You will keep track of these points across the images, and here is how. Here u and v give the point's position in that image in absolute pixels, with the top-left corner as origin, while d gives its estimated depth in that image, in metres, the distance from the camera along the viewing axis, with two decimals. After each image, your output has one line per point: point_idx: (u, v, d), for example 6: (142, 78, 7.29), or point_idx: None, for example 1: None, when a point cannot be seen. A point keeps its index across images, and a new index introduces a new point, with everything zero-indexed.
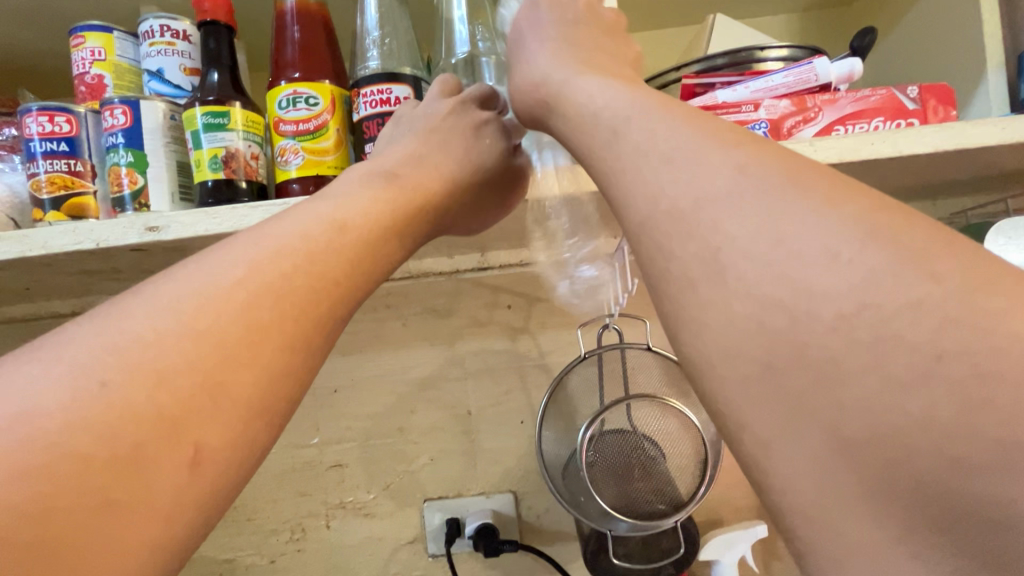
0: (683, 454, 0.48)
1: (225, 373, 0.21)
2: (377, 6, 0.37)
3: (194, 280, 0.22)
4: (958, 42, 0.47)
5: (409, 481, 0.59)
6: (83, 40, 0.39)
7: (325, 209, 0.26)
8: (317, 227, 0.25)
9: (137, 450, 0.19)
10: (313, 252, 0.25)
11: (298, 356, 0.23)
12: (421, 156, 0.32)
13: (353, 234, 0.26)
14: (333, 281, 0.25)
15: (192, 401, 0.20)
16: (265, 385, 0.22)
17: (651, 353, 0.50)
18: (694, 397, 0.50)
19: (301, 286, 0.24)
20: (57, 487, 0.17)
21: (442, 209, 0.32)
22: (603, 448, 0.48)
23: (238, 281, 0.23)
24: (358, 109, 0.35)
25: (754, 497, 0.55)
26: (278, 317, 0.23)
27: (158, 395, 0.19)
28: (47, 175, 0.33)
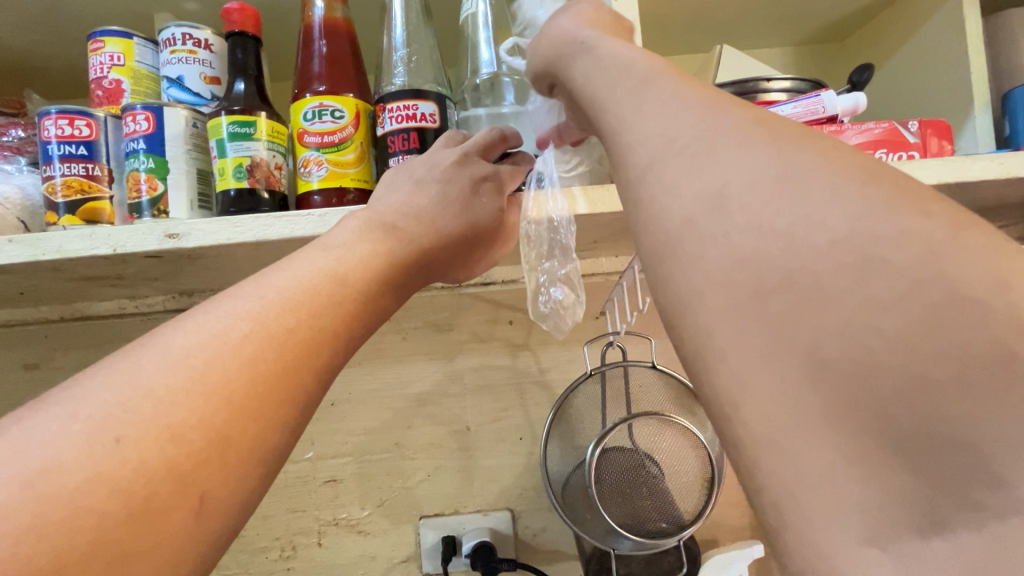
0: (687, 473, 0.49)
1: (236, 421, 0.21)
2: (404, 24, 0.38)
3: (201, 330, 0.22)
4: (947, 81, 0.50)
5: (405, 498, 0.58)
6: (102, 45, 0.39)
7: (325, 263, 0.27)
8: (318, 279, 0.26)
9: (146, 507, 0.18)
10: (315, 304, 0.25)
11: (303, 403, 0.24)
12: (420, 206, 0.32)
13: (352, 287, 0.27)
14: (335, 331, 0.25)
15: (202, 455, 0.20)
16: (268, 435, 0.22)
17: (654, 371, 0.50)
18: (698, 416, 0.50)
19: (304, 337, 0.24)
20: (66, 547, 0.17)
21: (436, 257, 0.33)
22: (608, 466, 0.48)
23: (246, 333, 0.23)
24: (383, 123, 0.35)
25: (750, 517, 0.56)
26: (282, 368, 0.23)
27: (169, 450, 0.19)
28: (63, 178, 0.33)
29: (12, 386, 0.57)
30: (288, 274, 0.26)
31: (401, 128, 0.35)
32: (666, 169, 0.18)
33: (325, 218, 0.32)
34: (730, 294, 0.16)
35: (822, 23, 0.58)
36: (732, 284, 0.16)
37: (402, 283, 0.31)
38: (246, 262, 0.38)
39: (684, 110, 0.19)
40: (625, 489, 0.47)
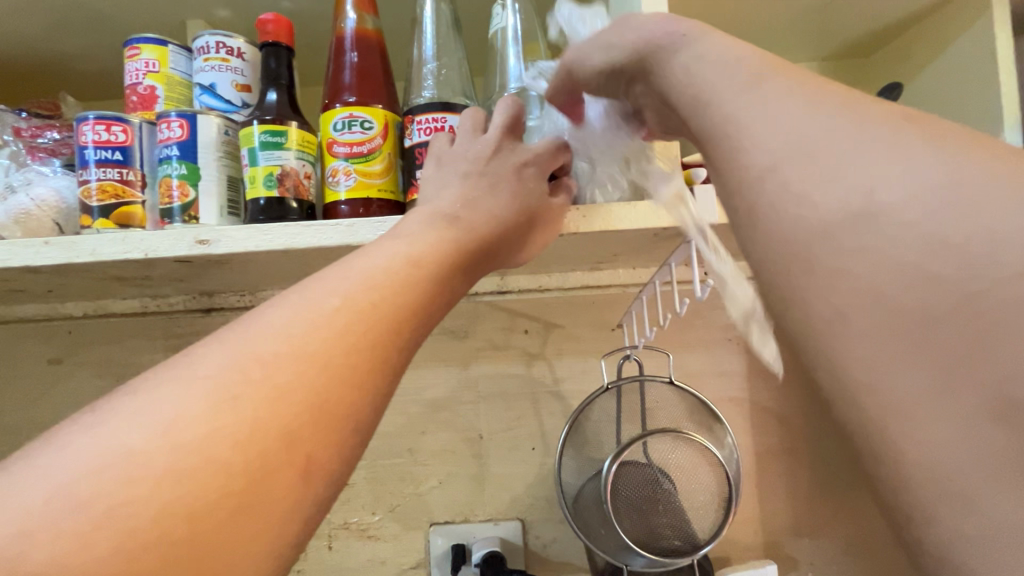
0: (703, 491, 0.48)
1: (335, 387, 0.21)
2: (434, 37, 0.38)
3: (295, 305, 0.22)
4: (975, 100, 0.49)
5: (416, 504, 0.58)
6: (138, 52, 0.39)
7: (403, 245, 0.27)
8: (399, 258, 0.26)
9: (262, 464, 0.19)
10: (400, 279, 0.25)
11: (383, 381, 0.23)
12: (473, 198, 0.31)
13: (431, 265, 0.27)
14: (412, 311, 0.25)
15: (309, 417, 0.20)
16: (365, 401, 0.22)
17: (671, 386, 0.49)
18: (717, 432, 0.49)
19: (393, 310, 0.24)
20: (193, 497, 0.17)
21: (506, 244, 0.33)
22: (623, 482, 0.47)
23: (339, 306, 0.23)
24: (411, 135, 0.35)
25: (765, 536, 0.55)
26: (374, 337, 0.23)
27: (279, 412, 0.20)
28: (98, 182, 0.34)
29: (34, 380, 0.58)
30: (371, 256, 0.26)
31: (430, 138, 0.35)
32: None
33: (353, 227, 0.32)
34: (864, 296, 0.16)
35: (849, 38, 0.57)
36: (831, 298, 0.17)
37: (474, 265, 0.30)
38: (273, 267, 0.38)
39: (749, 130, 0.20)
40: (641, 506, 0.47)
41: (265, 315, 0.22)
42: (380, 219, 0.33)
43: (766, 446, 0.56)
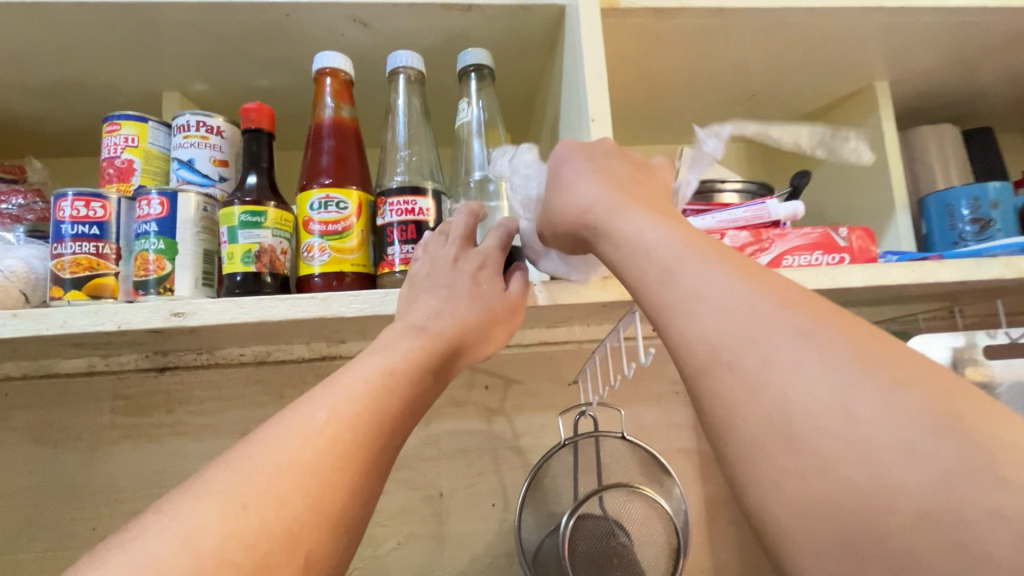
0: (655, 541, 0.50)
1: (330, 490, 0.24)
2: (405, 126, 0.42)
3: (289, 420, 0.25)
4: (872, 185, 0.58)
5: (375, 567, 0.57)
6: (117, 128, 0.41)
7: (381, 357, 0.30)
8: (376, 367, 0.29)
9: (267, 561, 0.21)
10: (378, 388, 0.28)
11: (370, 488, 0.26)
12: (440, 309, 0.34)
13: (405, 371, 0.30)
14: (394, 412, 0.28)
15: (309, 517, 0.23)
16: (354, 501, 0.24)
17: (625, 441, 0.52)
18: (667, 485, 0.52)
19: (373, 416, 0.27)
20: None
21: (473, 345, 0.35)
22: (581, 535, 0.50)
23: (328, 416, 0.26)
24: (384, 215, 0.38)
25: None
26: (358, 442, 0.26)
27: (282, 512, 0.22)
28: (73, 256, 0.35)
29: None
30: (354, 370, 0.29)
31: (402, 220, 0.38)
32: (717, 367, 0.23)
33: (327, 302, 0.34)
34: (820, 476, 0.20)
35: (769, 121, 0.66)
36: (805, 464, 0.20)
37: (446, 366, 0.33)
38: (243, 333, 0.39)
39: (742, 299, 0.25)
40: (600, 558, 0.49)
41: (268, 432, 0.25)
42: (355, 293, 0.35)
43: (714, 495, 0.60)
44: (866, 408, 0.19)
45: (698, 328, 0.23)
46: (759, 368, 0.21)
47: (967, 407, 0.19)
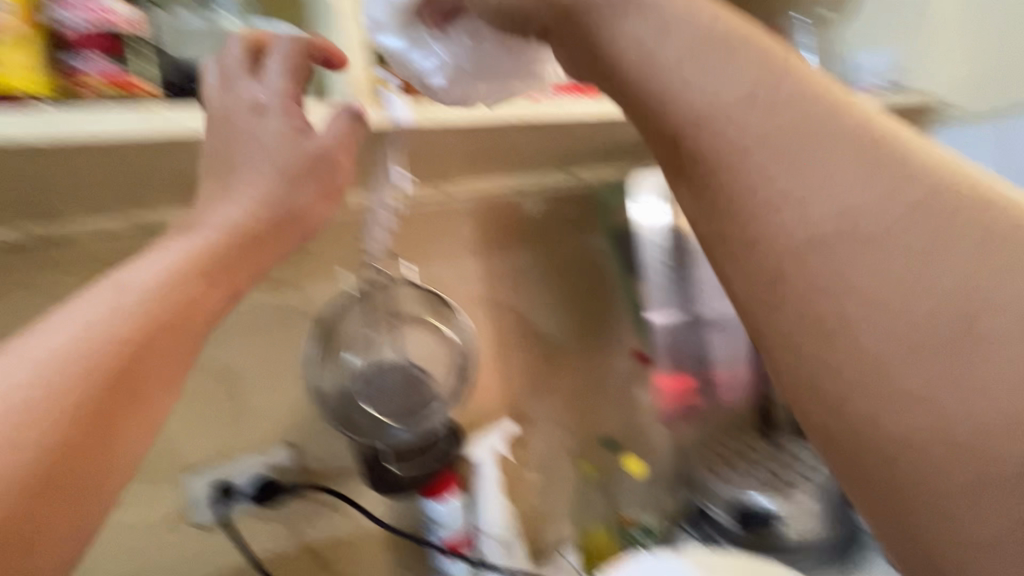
0: (442, 367, 0.57)
1: (120, 394, 0.27)
2: None
3: (52, 335, 0.26)
4: None
5: (169, 458, 0.54)
6: None
7: (154, 266, 0.31)
8: (150, 278, 0.31)
9: (67, 472, 0.24)
10: (155, 294, 0.30)
11: (164, 387, 0.29)
12: (224, 218, 0.36)
13: (187, 274, 0.32)
14: (178, 313, 0.30)
15: (97, 424, 0.26)
16: (150, 400, 0.29)
17: (414, 285, 0.55)
18: (455, 318, 0.58)
19: (156, 322, 0.29)
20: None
21: (267, 237, 0.38)
22: (375, 373, 0.53)
23: (94, 331, 0.27)
24: (61, 17, 0.37)
25: (504, 404, 0.70)
26: (141, 349, 0.28)
27: (67, 426, 0.24)
28: None
29: None
30: (124, 283, 0.30)
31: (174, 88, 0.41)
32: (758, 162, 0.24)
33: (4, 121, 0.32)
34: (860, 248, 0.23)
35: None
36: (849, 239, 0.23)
37: (244, 265, 0.36)
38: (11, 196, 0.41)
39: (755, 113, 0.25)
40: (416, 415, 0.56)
41: (23, 345, 0.26)
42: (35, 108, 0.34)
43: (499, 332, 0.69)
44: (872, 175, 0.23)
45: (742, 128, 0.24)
46: (754, 120, 0.23)
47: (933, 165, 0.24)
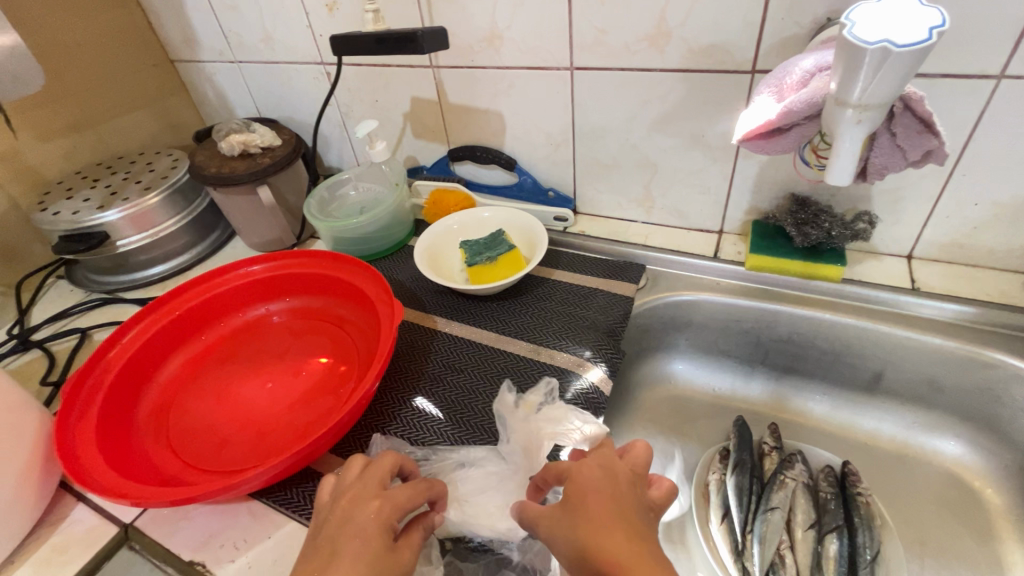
0: None
1: (330, 533, 0.44)
2: None
3: (330, 554, 0.42)
4: None
5: None
6: None
7: (350, 558, 0.42)
8: (358, 544, 0.43)
9: (371, 528, 0.44)
10: (340, 532, 0.44)
11: (281, 460, 0.54)
12: (355, 555, 0.42)
13: (343, 548, 0.42)
14: (367, 563, 0.42)
15: (356, 541, 0.43)
16: (356, 548, 0.43)
17: None
18: None
19: (359, 541, 0.43)
20: (356, 498, 0.46)
21: (341, 532, 0.44)
22: None
23: (343, 532, 0.44)
24: None
25: (124, 366, 0.66)
26: (352, 537, 0.43)
27: (350, 499, 0.46)
28: None
29: None
30: (348, 548, 0.42)
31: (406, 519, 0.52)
32: (611, 476, 0.45)
33: None
34: (623, 515, 0.41)
35: None
36: (615, 503, 0.42)
37: (357, 550, 0.42)
38: (313, 527, 0.48)
39: (621, 477, 0.45)
40: None
41: (354, 517, 0.45)
42: None
43: None
44: (625, 497, 0.43)
45: (618, 500, 0.43)
46: (607, 495, 0.43)
47: (625, 483, 0.45)
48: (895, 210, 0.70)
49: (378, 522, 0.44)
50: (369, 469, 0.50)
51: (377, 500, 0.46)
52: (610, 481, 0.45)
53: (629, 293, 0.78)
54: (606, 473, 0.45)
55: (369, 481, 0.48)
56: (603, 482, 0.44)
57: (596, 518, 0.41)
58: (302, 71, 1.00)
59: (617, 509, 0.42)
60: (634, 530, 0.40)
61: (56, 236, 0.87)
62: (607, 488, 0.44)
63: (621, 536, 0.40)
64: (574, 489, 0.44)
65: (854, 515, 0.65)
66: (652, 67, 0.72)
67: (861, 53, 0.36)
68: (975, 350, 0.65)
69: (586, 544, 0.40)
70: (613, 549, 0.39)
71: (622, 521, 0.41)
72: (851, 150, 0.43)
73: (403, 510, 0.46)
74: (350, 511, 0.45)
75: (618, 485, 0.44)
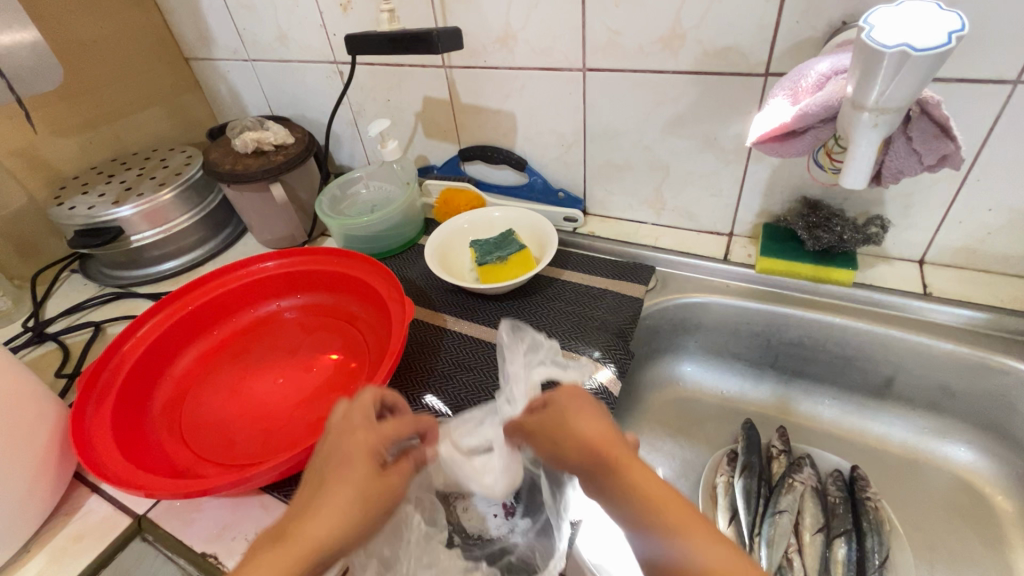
0: None
1: (320, 466, 0.46)
2: None
3: (319, 482, 0.44)
4: None
5: None
6: None
7: (341, 487, 0.43)
8: (347, 472, 0.44)
9: (358, 457, 0.45)
10: (329, 463, 0.45)
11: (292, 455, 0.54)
12: (343, 481, 0.43)
13: (332, 477, 0.44)
14: (356, 490, 0.43)
15: (344, 471, 0.44)
16: (345, 476, 0.44)
17: None
18: None
19: (348, 470, 0.44)
20: (342, 428, 0.47)
21: (329, 462, 0.45)
22: None
23: (332, 463, 0.45)
24: None
25: (138, 360, 0.67)
26: (341, 467, 0.44)
27: (338, 431, 0.47)
28: None
29: None
30: (337, 475, 0.44)
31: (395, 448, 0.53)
32: (579, 410, 0.48)
33: None
34: (602, 438, 0.45)
35: None
36: (591, 432, 0.46)
37: (345, 476, 0.44)
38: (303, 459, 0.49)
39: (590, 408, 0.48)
40: None
41: (341, 447, 0.46)
42: None
43: None
44: (600, 422, 0.47)
45: (594, 427, 0.46)
46: (582, 425, 0.47)
47: (596, 413, 0.48)
48: (908, 215, 0.70)
49: (365, 450, 0.45)
50: (355, 400, 0.50)
51: (362, 430, 0.47)
52: (580, 409, 0.48)
53: (639, 294, 0.78)
54: (570, 407, 0.48)
55: (354, 411, 0.48)
56: (574, 418, 0.47)
57: (583, 450, 0.45)
58: (315, 70, 1.01)
59: (594, 433, 0.46)
60: (618, 446, 0.44)
61: (71, 230, 0.88)
62: (579, 416, 0.47)
63: (608, 457, 0.44)
64: (558, 402, 0.49)
65: (862, 520, 0.64)
66: (665, 69, 0.72)
67: (879, 57, 0.36)
68: (987, 356, 0.65)
69: (576, 443, 0.46)
70: (605, 465, 0.43)
71: (605, 442, 0.45)
72: (867, 154, 0.43)
73: (389, 440, 0.48)
74: (337, 442, 0.46)
75: (589, 414, 0.48)
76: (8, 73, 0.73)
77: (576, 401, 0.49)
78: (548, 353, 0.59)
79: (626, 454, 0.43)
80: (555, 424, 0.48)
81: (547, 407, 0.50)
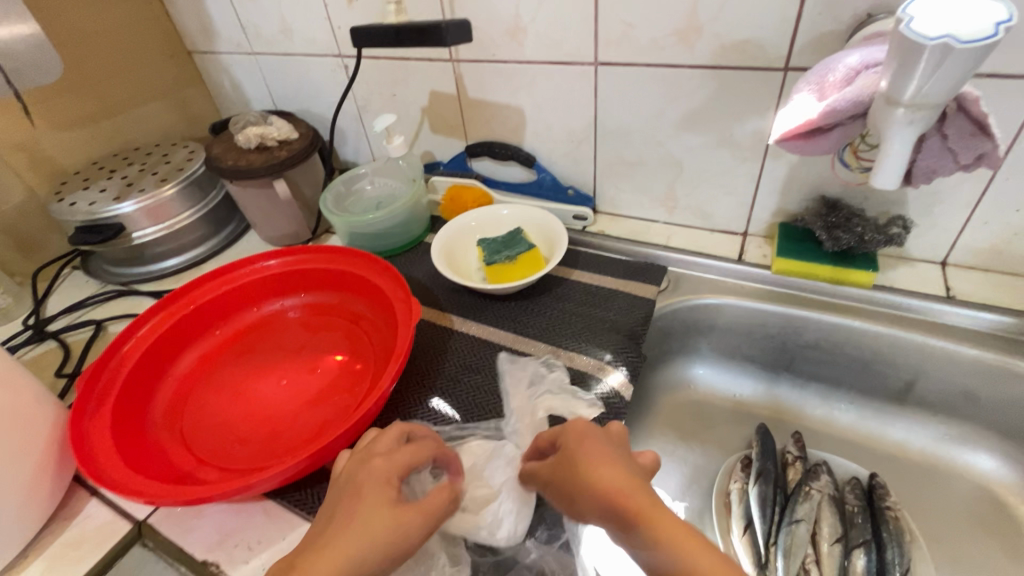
0: None
1: (339, 501, 0.46)
2: None
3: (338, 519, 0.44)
4: None
5: None
6: None
7: (355, 524, 0.43)
8: (364, 508, 0.44)
9: (374, 492, 0.45)
10: (347, 498, 0.45)
11: (296, 461, 0.53)
12: (360, 519, 0.43)
13: (349, 513, 0.44)
14: (372, 526, 0.43)
15: (360, 503, 0.44)
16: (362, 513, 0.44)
17: None
18: None
19: (366, 503, 0.44)
20: (360, 465, 0.48)
21: (347, 499, 0.46)
22: None
23: (350, 499, 0.45)
24: None
25: (139, 360, 0.65)
26: (360, 499, 0.45)
27: (358, 465, 0.48)
28: None
29: None
30: (355, 513, 0.44)
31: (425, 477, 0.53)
32: (596, 456, 0.46)
33: None
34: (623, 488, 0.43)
35: None
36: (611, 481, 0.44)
37: (360, 514, 0.44)
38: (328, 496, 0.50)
39: (608, 453, 0.46)
40: None
41: (357, 483, 0.46)
42: None
43: None
44: (619, 469, 0.45)
45: (613, 475, 0.44)
46: (601, 472, 0.44)
47: (615, 459, 0.46)
48: (931, 214, 0.67)
49: (382, 485, 0.46)
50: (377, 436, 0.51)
51: (380, 466, 0.47)
52: (597, 453, 0.46)
53: (650, 294, 0.76)
54: (586, 452, 0.46)
55: (373, 448, 0.49)
56: (592, 462, 0.45)
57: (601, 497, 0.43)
58: (319, 64, 0.99)
59: (613, 480, 0.43)
60: (640, 495, 0.42)
61: (72, 226, 0.87)
62: (599, 462, 0.45)
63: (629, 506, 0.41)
64: (575, 448, 0.47)
65: (882, 530, 0.63)
66: (680, 63, 0.70)
67: (919, 50, 0.34)
68: (1014, 362, 0.62)
69: (599, 490, 0.43)
70: (626, 519, 0.41)
71: (626, 492, 0.42)
72: (900, 152, 0.41)
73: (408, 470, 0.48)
74: (357, 476, 0.47)
75: (607, 459, 0.46)
76: (5, 66, 0.72)
77: (591, 443, 0.47)
78: (551, 382, 0.66)
79: (650, 505, 0.41)
80: (572, 468, 0.46)
81: (561, 453, 0.48)
